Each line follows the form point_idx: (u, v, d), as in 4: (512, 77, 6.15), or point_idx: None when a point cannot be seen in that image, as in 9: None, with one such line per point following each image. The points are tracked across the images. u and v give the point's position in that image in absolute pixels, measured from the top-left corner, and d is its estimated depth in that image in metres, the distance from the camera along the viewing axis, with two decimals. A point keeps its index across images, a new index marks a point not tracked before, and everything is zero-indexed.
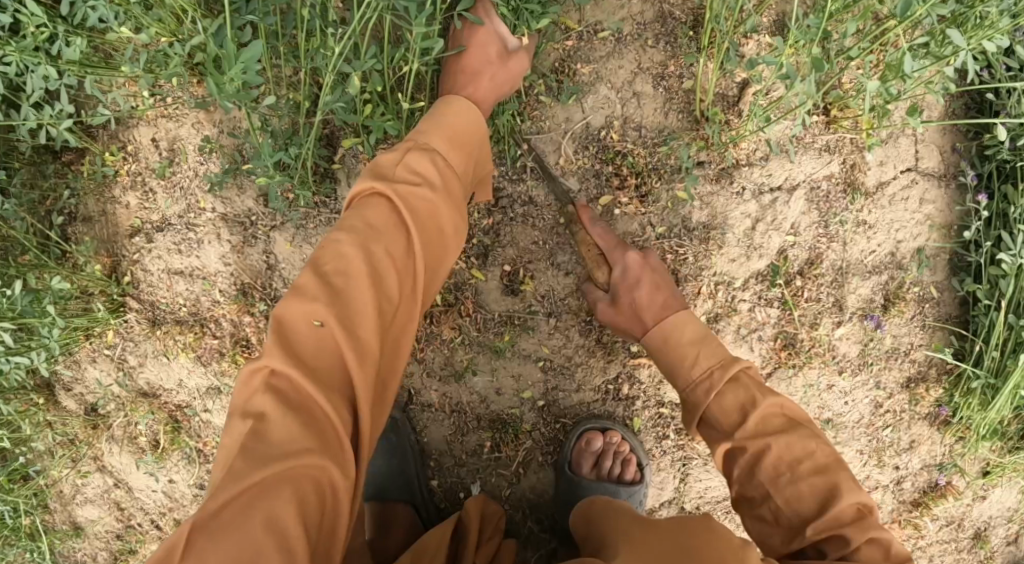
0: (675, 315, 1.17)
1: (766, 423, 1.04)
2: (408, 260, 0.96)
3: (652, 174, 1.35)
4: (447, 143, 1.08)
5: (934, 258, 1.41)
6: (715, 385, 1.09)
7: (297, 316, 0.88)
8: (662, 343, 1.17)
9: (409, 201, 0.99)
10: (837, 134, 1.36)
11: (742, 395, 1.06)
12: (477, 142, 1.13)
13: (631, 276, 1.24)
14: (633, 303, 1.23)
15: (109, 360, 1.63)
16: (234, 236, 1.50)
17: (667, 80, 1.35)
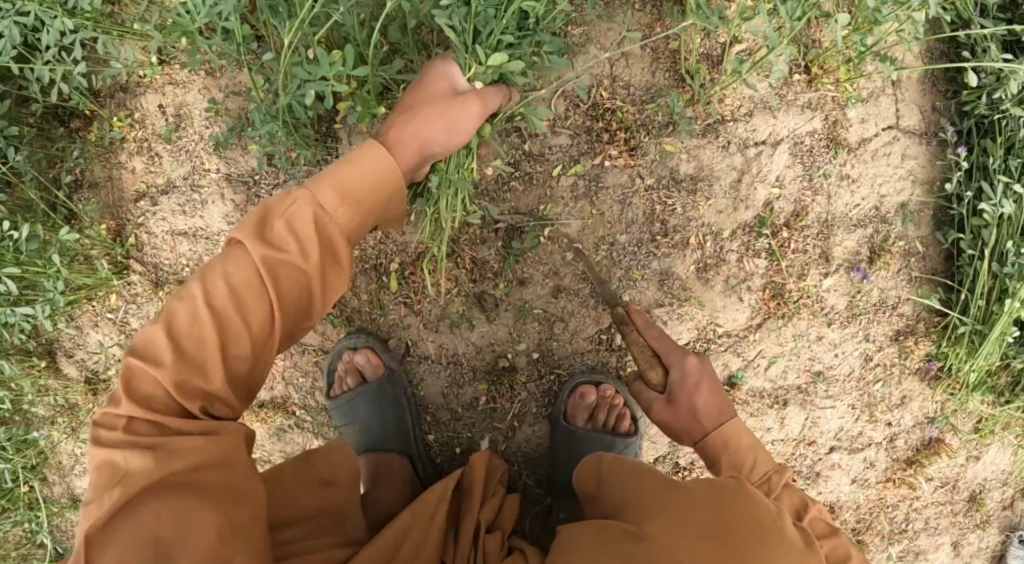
0: (735, 422, 1.11)
1: (813, 527, 1.04)
2: (265, 320, 0.91)
3: (641, 129, 1.40)
4: (337, 195, 0.96)
5: (918, 214, 1.43)
6: (773, 489, 1.07)
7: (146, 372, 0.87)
8: (719, 447, 1.10)
9: (271, 266, 0.91)
10: (818, 92, 1.41)
11: (800, 502, 1.05)
12: (383, 193, 1.01)
13: (690, 380, 1.14)
14: (693, 404, 1.12)
15: (111, 323, 1.69)
16: (237, 195, 1.59)
17: (654, 41, 1.40)
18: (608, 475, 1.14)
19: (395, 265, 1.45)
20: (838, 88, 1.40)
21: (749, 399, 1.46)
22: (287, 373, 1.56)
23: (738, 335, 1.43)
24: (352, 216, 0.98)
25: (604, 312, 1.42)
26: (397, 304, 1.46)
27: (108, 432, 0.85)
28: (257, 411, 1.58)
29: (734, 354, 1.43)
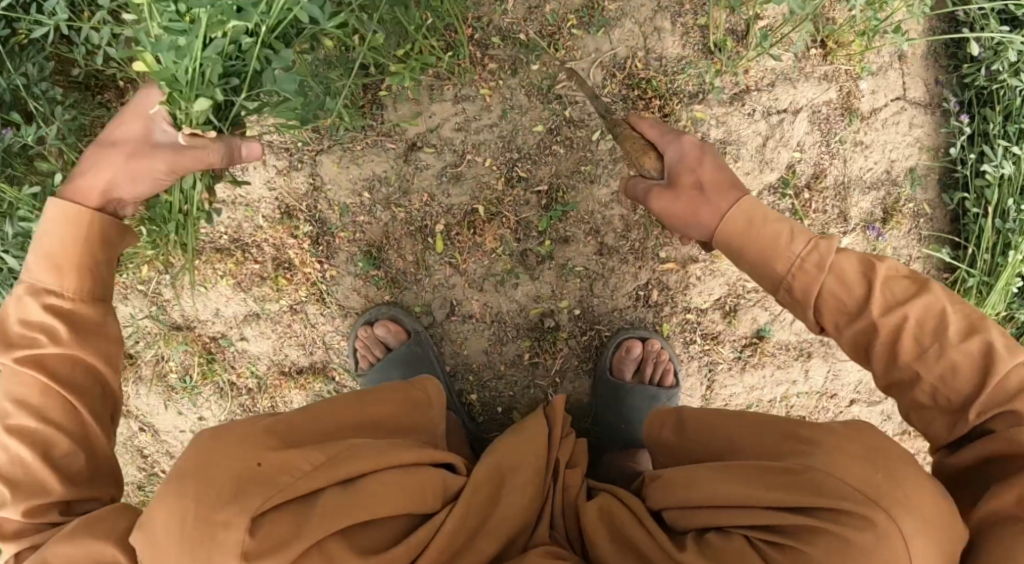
0: (748, 198, 1.07)
1: (890, 289, 1.00)
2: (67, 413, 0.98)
3: (673, 97, 1.50)
4: (67, 270, 1.03)
5: (925, 178, 1.56)
6: (825, 257, 1.02)
7: (19, 469, 0.94)
8: (743, 226, 1.06)
9: (43, 365, 0.98)
10: (833, 65, 1.53)
11: (860, 264, 1.01)
12: (99, 244, 1.06)
13: (691, 154, 1.11)
14: (697, 182, 1.09)
15: (142, 296, 1.67)
16: (280, 160, 1.57)
17: (683, 16, 1.50)
18: (692, 429, 1.05)
19: (440, 226, 1.51)
20: (851, 62, 1.53)
21: (776, 352, 1.54)
22: (327, 338, 1.61)
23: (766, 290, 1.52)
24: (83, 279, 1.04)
25: (642, 268, 1.49)
26: (442, 264, 1.52)
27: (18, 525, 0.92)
28: (297, 377, 1.63)
29: (762, 309, 1.52)
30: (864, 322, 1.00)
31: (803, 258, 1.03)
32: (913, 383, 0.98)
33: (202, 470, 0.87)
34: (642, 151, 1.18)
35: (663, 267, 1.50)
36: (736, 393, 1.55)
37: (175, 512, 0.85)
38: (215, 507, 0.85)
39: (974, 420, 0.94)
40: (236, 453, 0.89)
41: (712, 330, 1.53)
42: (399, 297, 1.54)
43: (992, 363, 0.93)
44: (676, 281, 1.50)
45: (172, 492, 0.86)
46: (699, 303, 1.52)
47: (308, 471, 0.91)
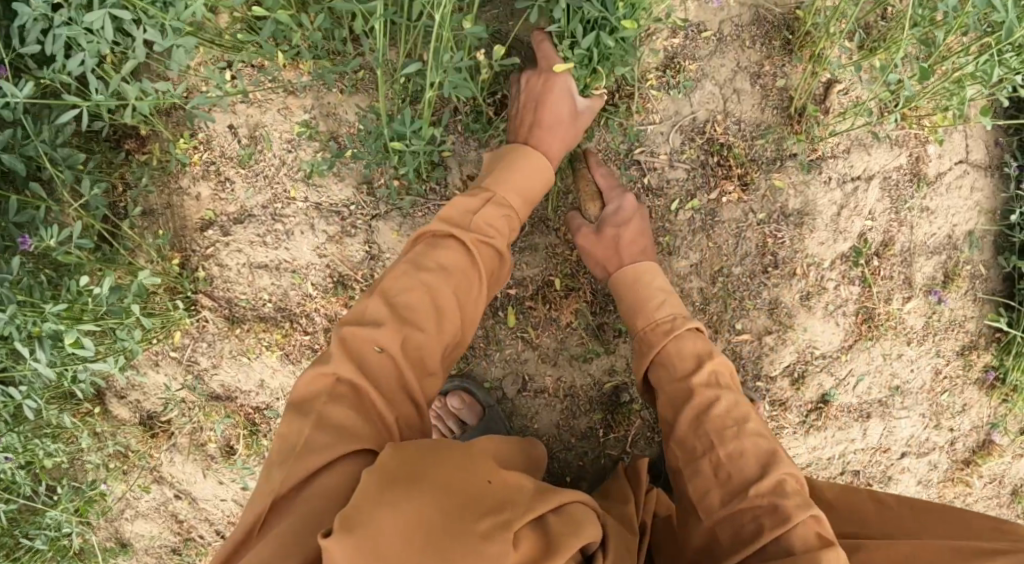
0: (649, 263, 1.29)
1: (715, 376, 1.18)
2: (468, 295, 1.11)
3: (752, 164, 1.47)
4: (519, 200, 1.24)
5: (981, 240, 1.55)
6: (675, 329, 1.22)
7: (413, 310, 1.05)
8: (629, 282, 1.28)
9: (476, 244, 1.13)
10: (906, 130, 1.49)
11: (700, 347, 1.20)
12: (540, 187, 1.27)
13: (622, 216, 1.34)
14: (616, 238, 1.33)
15: (175, 363, 1.58)
16: (330, 226, 1.50)
17: (763, 78, 1.46)
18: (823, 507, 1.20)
19: (511, 299, 1.47)
20: (924, 128, 1.49)
21: (839, 414, 1.56)
22: None
23: (832, 355, 1.53)
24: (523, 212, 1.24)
25: (716, 337, 1.51)
26: (514, 339, 1.48)
27: (366, 352, 1.00)
28: None
29: (827, 374, 1.54)
30: (680, 384, 1.18)
31: (658, 322, 1.23)
32: (706, 455, 1.11)
33: (435, 480, 0.82)
34: (590, 196, 1.40)
35: (737, 338, 1.51)
36: (797, 454, 1.57)
37: (416, 518, 0.78)
38: (462, 516, 0.81)
39: (751, 498, 1.05)
40: (462, 466, 0.86)
41: (779, 397, 1.54)
42: (467, 370, 1.50)
43: (775, 461, 1.07)
44: (750, 351, 1.52)
45: (414, 499, 0.80)
46: (769, 372, 1.53)
47: (530, 493, 0.89)
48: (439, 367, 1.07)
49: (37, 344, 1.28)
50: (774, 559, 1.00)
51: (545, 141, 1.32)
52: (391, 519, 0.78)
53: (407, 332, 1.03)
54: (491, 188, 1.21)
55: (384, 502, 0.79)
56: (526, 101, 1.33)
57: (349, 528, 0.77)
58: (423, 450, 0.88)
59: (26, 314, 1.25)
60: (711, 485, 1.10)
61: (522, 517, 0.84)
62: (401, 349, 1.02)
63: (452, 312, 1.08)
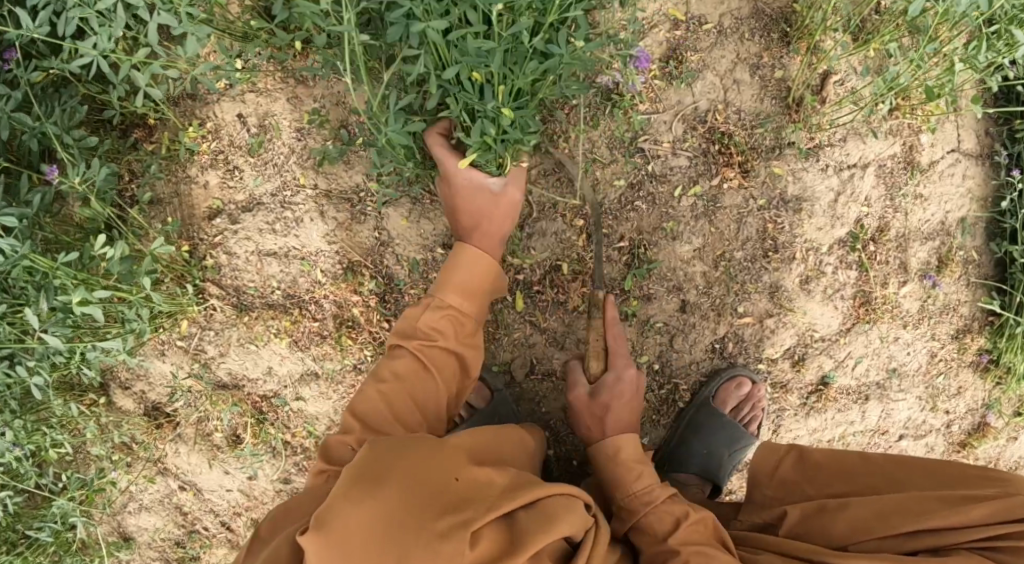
0: (629, 433, 1.28)
1: (692, 535, 1.14)
2: (428, 396, 1.19)
3: (752, 151, 1.51)
4: (463, 297, 1.27)
5: (973, 227, 1.59)
6: (653, 500, 1.20)
7: (375, 416, 1.15)
8: (610, 455, 1.28)
9: (424, 349, 1.21)
10: (899, 120, 1.54)
11: (677, 512, 1.17)
12: (487, 283, 1.30)
13: (620, 387, 1.32)
14: (602, 403, 1.32)
15: (182, 352, 1.58)
16: (341, 213, 1.53)
17: (762, 69, 1.51)
18: (813, 465, 1.24)
19: (520, 284, 1.51)
20: (917, 117, 1.54)
21: (839, 396, 1.59)
22: None
23: (831, 339, 1.57)
24: (473, 301, 1.28)
25: (720, 321, 1.54)
26: (522, 323, 1.52)
27: (340, 453, 1.12)
28: None
29: (827, 356, 1.58)
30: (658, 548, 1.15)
31: (637, 493, 1.22)
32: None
33: (400, 479, 0.91)
34: (597, 354, 1.39)
35: (740, 321, 1.55)
36: (798, 437, 1.61)
37: (374, 517, 0.87)
38: (421, 514, 0.88)
39: None
40: (429, 465, 0.94)
41: (781, 379, 1.58)
42: None
43: None
44: (752, 334, 1.55)
45: (374, 497, 0.88)
46: (771, 354, 1.56)
47: (499, 491, 0.96)
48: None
49: (44, 300, 1.29)
50: None
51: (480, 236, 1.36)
52: (352, 513, 0.87)
53: (370, 437, 1.13)
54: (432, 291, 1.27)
55: (351, 495, 0.89)
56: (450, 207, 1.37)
57: (319, 524, 0.87)
58: (399, 445, 0.97)
59: (38, 259, 1.23)
60: None
61: (481, 518, 0.90)
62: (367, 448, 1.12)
63: (413, 411, 1.17)
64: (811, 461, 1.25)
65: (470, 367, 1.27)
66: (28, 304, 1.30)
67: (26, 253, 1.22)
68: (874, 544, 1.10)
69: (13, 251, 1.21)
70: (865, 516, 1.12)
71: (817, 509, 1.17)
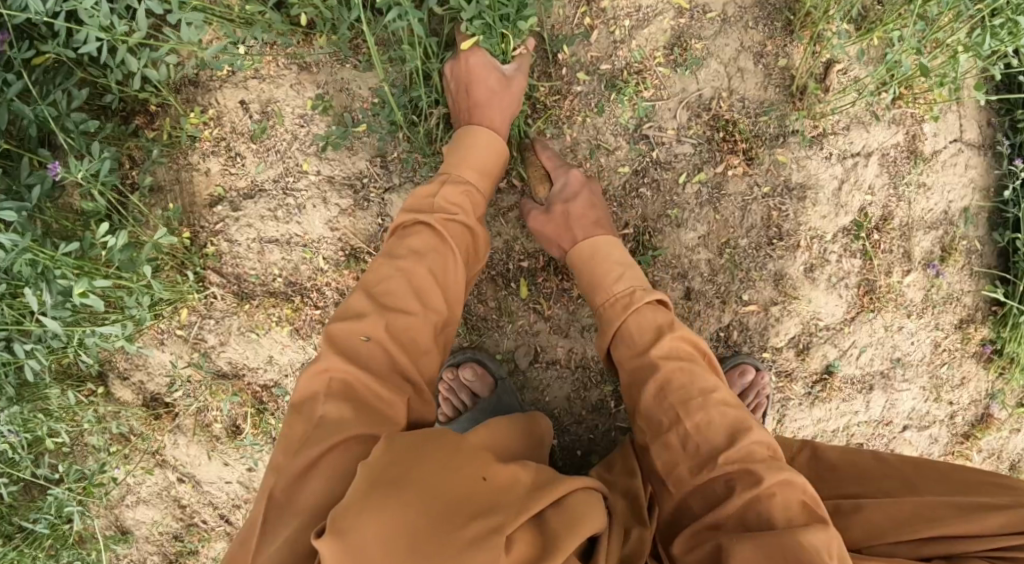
0: (605, 238, 1.29)
1: (675, 349, 1.16)
2: (450, 275, 1.16)
3: (756, 140, 1.51)
4: (477, 176, 1.28)
5: (976, 216, 1.59)
6: (634, 301, 1.21)
7: (395, 295, 1.09)
8: (586, 257, 1.29)
9: (445, 222, 1.19)
10: (901, 109, 1.54)
11: (660, 319, 1.19)
12: (497, 162, 1.32)
13: (570, 190, 1.37)
14: (567, 210, 1.35)
15: (182, 341, 1.57)
16: (344, 199, 1.52)
17: (766, 57, 1.51)
18: (828, 467, 1.24)
19: (524, 270, 1.51)
20: (920, 107, 1.54)
21: (843, 386, 1.59)
22: None
23: (835, 328, 1.57)
24: (484, 182, 1.29)
25: (724, 310, 1.54)
26: (527, 310, 1.51)
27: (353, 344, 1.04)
28: None
29: (831, 345, 1.57)
30: (638, 353, 1.18)
31: (617, 295, 1.23)
32: (673, 427, 1.10)
33: (423, 484, 0.84)
34: (540, 179, 1.43)
35: (745, 310, 1.54)
36: (803, 426, 1.60)
37: (398, 525, 0.80)
38: (449, 520, 0.82)
39: (722, 468, 1.04)
40: (452, 466, 0.87)
41: (785, 368, 1.57)
42: (480, 342, 1.53)
43: (757, 473, 1.02)
44: (756, 323, 1.55)
45: (397, 504, 0.81)
46: (775, 343, 1.56)
47: (526, 489, 0.90)
48: (432, 345, 1.11)
49: (46, 290, 1.27)
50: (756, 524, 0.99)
51: (490, 117, 1.34)
52: (370, 524, 0.80)
53: (391, 316, 1.07)
54: (448, 170, 1.26)
55: (365, 504, 0.81)
56: (458, 88, 1.34)
57: (337, 531, 0.80)
58: (416, 443, 0.91)
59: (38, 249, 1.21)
60: (681, 458, 1.09)
61: (512, 521, 0.84)
62: (386, 334, 1.05)
63: (435, 290, 1.12)
64: (826, 464, 1.24)
65: (478, 251, 1.26)
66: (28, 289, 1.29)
67: (27, 245, 1.19)
68: (886, 548, 1.08)
69: (14, 245, 1.17)
70: (879, 520, 1.10)
71: (830, 510, 1.15)
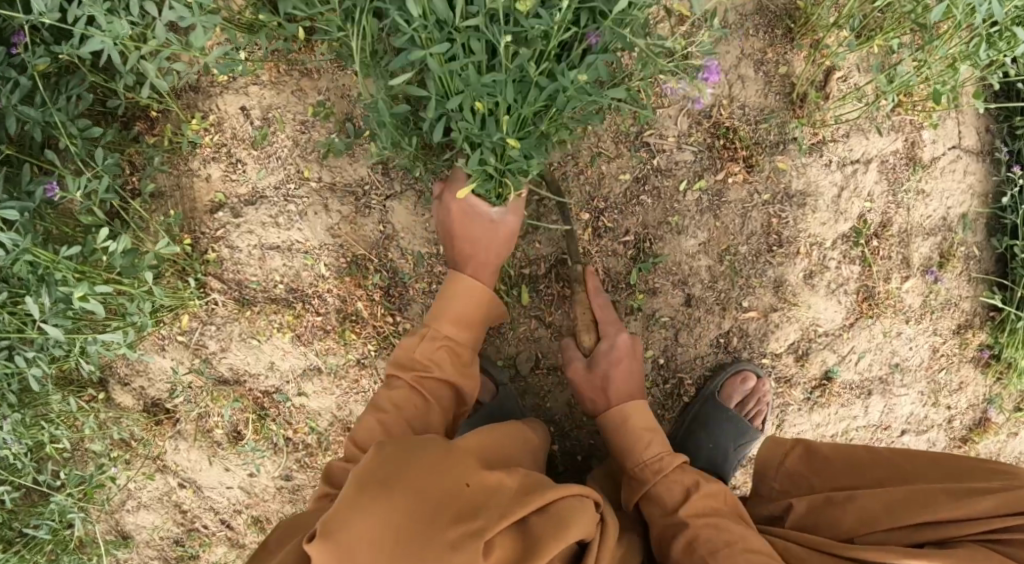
0: (637, 404, 1.32)
1: (705, 505, 1.18)
2: (429, 431, 1.19)
3: (757, 147, 1.52)
4: (459, 327, 1.29)
5: (974, 222, 1.60)
6: (664, 468, 1.25)
7: (377, 448, 1.14)
8: (619, 425, 1.32)
9: (421, 379, 1.22)
10: (900, 116, 1.54)
11: (686, 482, 1.22)
12: (481, 312, 1.31)
13: (615, 354, 1.36)
14: (607, 374, 1.35)
15: (182, 347, 1.57)
16: (345, 206, 1.52)
17: (766, 65, 1.51)
18: (819, 460, 1.24)
19: (525, 277, 1.51)
20: (919, 114, 1.54)
21: (842, 391, 1.60)
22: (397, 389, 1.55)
23: (835, 333, 1.58)
24: (467, 331, 1.30)
25: (725, 316, 1.55)
26: (527, 317, 1.52)
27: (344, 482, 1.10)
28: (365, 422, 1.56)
29: (830, 351, 1.58)
30: (670, 514, 1.19)
31: (649, 462, 1.26)
32: None
33: (410, 485, 0.87)
34: (586, 326, 1.44)
35: (745, 316, 1.55)
36: (802, 432, 1.61)
37: (383, 525, 0.83)
38: (432, 521, 0.84)
39: None
40: (439, 470, 0.90)
41: (785, 373, 1.58)
42: (481, 349, 1.54)
43: None
44: (755, 329, 1.56)
45: (382, 505, 0.84)
46: (774, 349, 1.57)
47: (514, 494, 0.92)
48: None
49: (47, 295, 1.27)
50: None
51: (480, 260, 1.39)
52: (360, 524, 0.83)
53: None
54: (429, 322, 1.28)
55: (356, 505, 0.84)
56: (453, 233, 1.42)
57: (325, 533, 0.83)
58: (406, 448, 0.93)
59: (40, 252, 1.21)
60: None
61: (495, 525, 0.86)
62: None
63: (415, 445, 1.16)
64: (818, 456, 1.25)
65: (464, 395, 1.28)
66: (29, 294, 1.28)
67: (28, 247, 1.20)
68: (880, 536, 1.09)
69: (14, 245, 1.18)
70: (871, 509, 1.11)
71: (824, 503, 1.17)
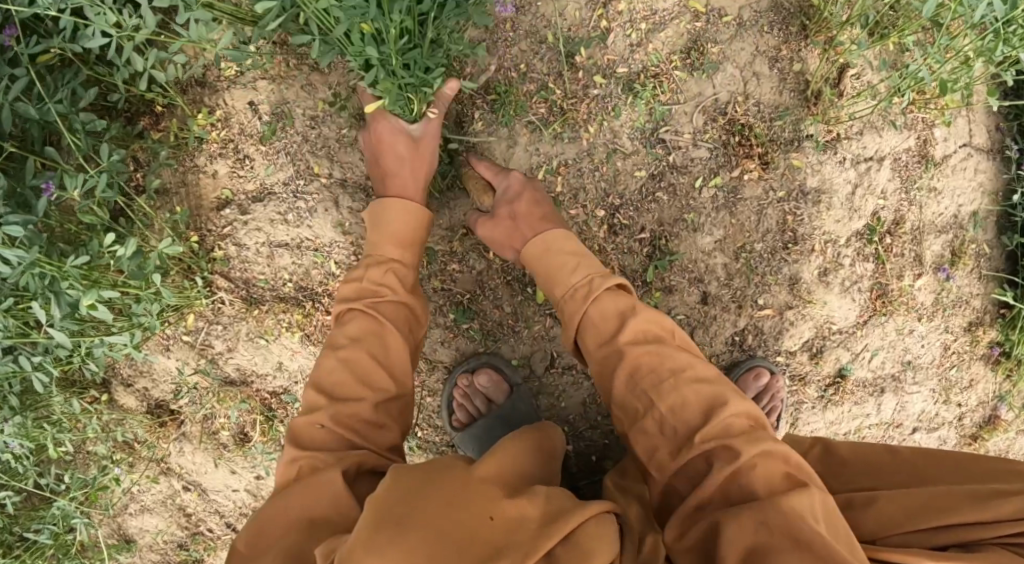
0: (561, 232, 1.28)
1: (645, 330, 1.13)
2: (387, 354, 1.18)
3: (771, 144, 1.51)
4: (401, 247, 1.30)
5: (985, 220, 1.60)
6: (593, 291, 1.19)
7: (336, 384, 1.13)
8: (541, 254, 1.27)
9: (374, 304, 1.23)
10: (914, 113, 1.54)
11: (620, 304, 1.17)
12: (419, 226, 1.33)
13: (513, 193, 1.36)
14: (513, 213, 1.33)
15: (187, 347, 1.53)
16: (356, 203, 1.49)
17: (781, 62, 1.50)
18: (838, 461, 1.23)
19: None
20: (932, 112, 1.54)
21: (855, 389, 1.60)
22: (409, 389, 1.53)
23: (848, 331, 1.57)
24: (408, 251, 1.31)
25: (740, 314, 1.54)
26: (542, 316, 1.50)
27: (310, 438, 1.07)
28: None
29: (844, 349, 1.58)
30: (605, 343, 1.15)
31: (577, 288, 1.21)
32: (649, 414, 1.07)
33: (426, 525, 0.83)
34: (482, 190, 1.42)
35: (760, 313, 1.54)
36: (815, 429, 1.61)
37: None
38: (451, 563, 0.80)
39: (699, 444, 1.01)
40: (457, 505, 0.85)
41: (799, 371, 1.58)
42: (494, 347, 1.52)
43: (736, 451, 0.98)
44: (770, 327, 1.55)
45: (397, 547, 0.80)
46: (788, 346, 1.56)
47: (541, 523, 0.87)
48: (387, 421, 1.13)
49: (54, 302, 1.23)
50: (738, 503, 0.96)
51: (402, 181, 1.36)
52: None
53: (340, 406, 1.10)
54: (371, 253, 1.29)
55: (370, 547, 0.80)
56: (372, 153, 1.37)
57: None
58: (421, 479, 0.89)
59: (46, 262, 1.17)
60: (662, 447, 1.05)
61: None
62: (338, 422, 1.08)
63: (381, 371, 1.16)
64: (837, 456, 1.24)
65: (419, 317, 1.30)
66: (35, 299, 1.25)
67: (36, 259, 1.15)
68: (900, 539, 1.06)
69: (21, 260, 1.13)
70: (892, 510, 1.09)
71: (844, 504, 1.15)
